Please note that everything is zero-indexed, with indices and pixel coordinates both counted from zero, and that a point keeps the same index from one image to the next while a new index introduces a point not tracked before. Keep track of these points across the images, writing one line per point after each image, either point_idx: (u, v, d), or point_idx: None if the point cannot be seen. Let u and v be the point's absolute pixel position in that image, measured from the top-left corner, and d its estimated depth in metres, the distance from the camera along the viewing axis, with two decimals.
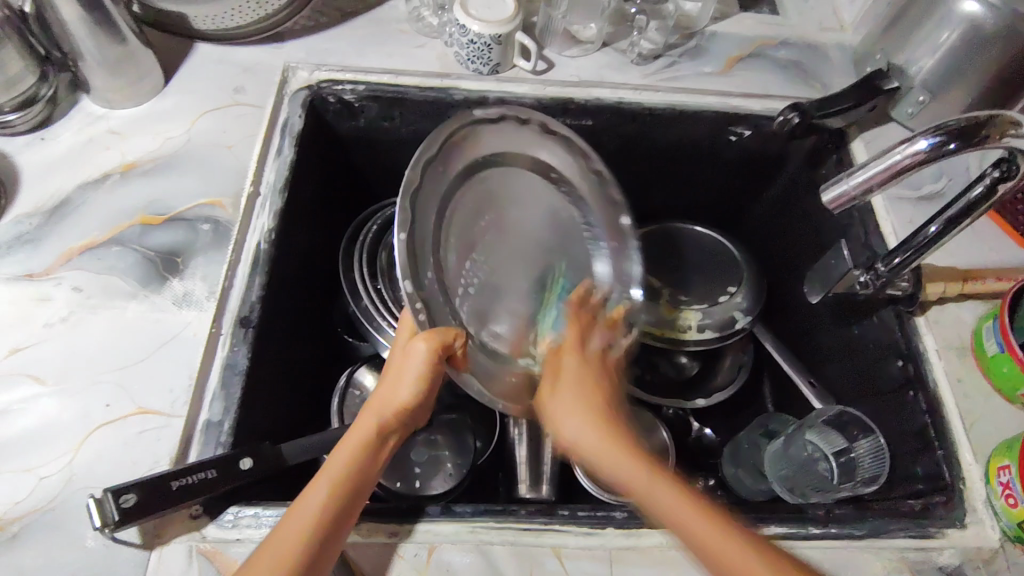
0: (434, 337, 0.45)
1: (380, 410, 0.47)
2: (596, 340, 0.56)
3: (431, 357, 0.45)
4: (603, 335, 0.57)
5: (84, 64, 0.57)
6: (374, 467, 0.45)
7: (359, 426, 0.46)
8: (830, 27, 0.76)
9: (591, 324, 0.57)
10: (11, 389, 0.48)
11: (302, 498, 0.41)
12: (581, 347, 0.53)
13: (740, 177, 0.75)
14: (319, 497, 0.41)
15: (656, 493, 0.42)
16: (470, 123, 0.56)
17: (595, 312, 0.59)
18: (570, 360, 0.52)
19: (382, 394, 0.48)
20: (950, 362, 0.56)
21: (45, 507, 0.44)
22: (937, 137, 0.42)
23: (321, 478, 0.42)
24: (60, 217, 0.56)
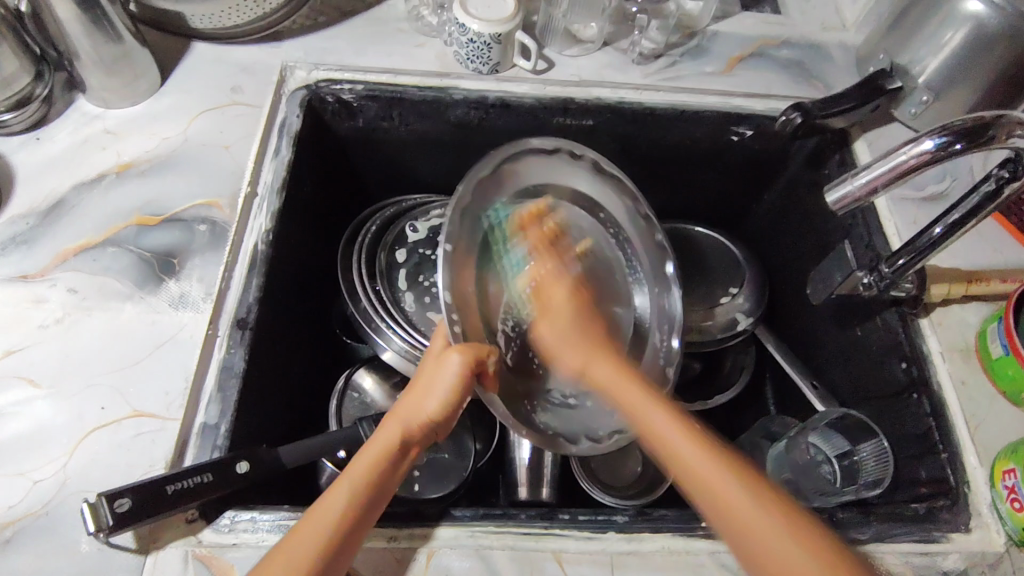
0: (469, 350, 0.46)
1: (405, 420, 0.46)
2: (569, 270, 0.55)
3: (464, 372, 0.45)
4: (569, 262, 0.56)
5: (80, 64, 0.56)
6: (395, 477, 0.45)
7: (382, 436, 0.45)
8: (832, 27, 0.76)
9: (551, 253, 0.55)
10: (5, 392, 0.48)
11: (320, 504, 0.41)
12: (565, 280, 0.54)
13: (742, 177, 0.75)
14: (338, 505, 0.40)
15: (680, 451, 0.42)
16: (524, 150, 0.54)
17: (547, 230, 0.55)
18: (562, 299, 0.53)
19: (409, 405, 0.47)
20: (954, 364, 0.55)
21: (39, 511, 0.44)
22: (943, 137, 0.41)
23: (341, 487, 0.42)
24: (55, 218, 0.55)
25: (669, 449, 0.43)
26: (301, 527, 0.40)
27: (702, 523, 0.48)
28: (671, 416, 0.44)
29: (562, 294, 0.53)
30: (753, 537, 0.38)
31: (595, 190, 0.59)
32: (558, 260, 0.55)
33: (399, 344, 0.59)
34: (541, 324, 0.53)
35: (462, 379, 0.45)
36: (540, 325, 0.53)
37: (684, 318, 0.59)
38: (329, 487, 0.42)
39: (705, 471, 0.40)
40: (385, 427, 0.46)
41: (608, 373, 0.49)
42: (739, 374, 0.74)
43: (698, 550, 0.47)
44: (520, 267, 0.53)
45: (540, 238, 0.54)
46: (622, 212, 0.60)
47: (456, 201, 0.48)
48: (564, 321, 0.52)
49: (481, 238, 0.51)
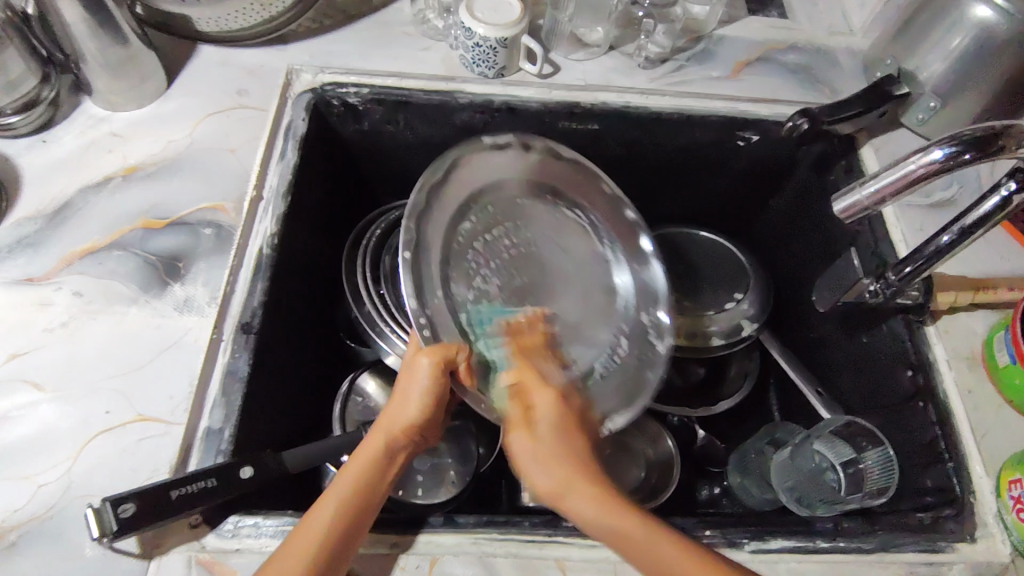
0: (438, 351, 0.46)
1: (387, 428, 0.46)
2: (550, 377, 0.51)
3: (437, 372, 0.46)
4: (556, 367, 0.53)
5: (87, 66, 0.56)
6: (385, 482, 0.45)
7: (365, 446, 0.45)
8: (839, 31, 0.75)
9: (537, 357, 0.52)
10: (10, 395, 0.48)
11: (309, 516, 0.41)
12: (542, 379, 0.49)
13: (748, 182, 0.74)
14: (329, 512, 0.41)
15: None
16: (476, 151, 0.57)
17: (539, 337, 0.55)
18: (547, 400, 0.46)
19: (388, 412, 0.47)
20: (960, 373, 0.55)
21: (44, 515, 0.44)
22: (952, 147, 0.41)
23: (329, 498, 0.42)
24: (62, 220, 0.55)
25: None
26: (290, 540, 0.40)
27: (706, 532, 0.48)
28: (696, 561, 0.38)
29: (546, 395, 0.47)
30: None
31: (551, 178, 0.63)
32: (534, 375, 0.49)
33: (402, 349, 0.59)
34: (521, 437, 0.44)
35: (435, 377, 0.46)
36: (517, 430, 0.45)
37: (667, 290, 0.63)
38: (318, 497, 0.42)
39: None
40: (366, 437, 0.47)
41: (588, 509, 0.40)
42: (742, 381, 0.74)
43: None
44: (501, 361, 0.50)
45: (524, 342, 0.53)
46: (586, 191, 0.64)
47: (411, 209, 0.50)
48: (540, 433, 0.44)
49: (446, 240, 0.54)
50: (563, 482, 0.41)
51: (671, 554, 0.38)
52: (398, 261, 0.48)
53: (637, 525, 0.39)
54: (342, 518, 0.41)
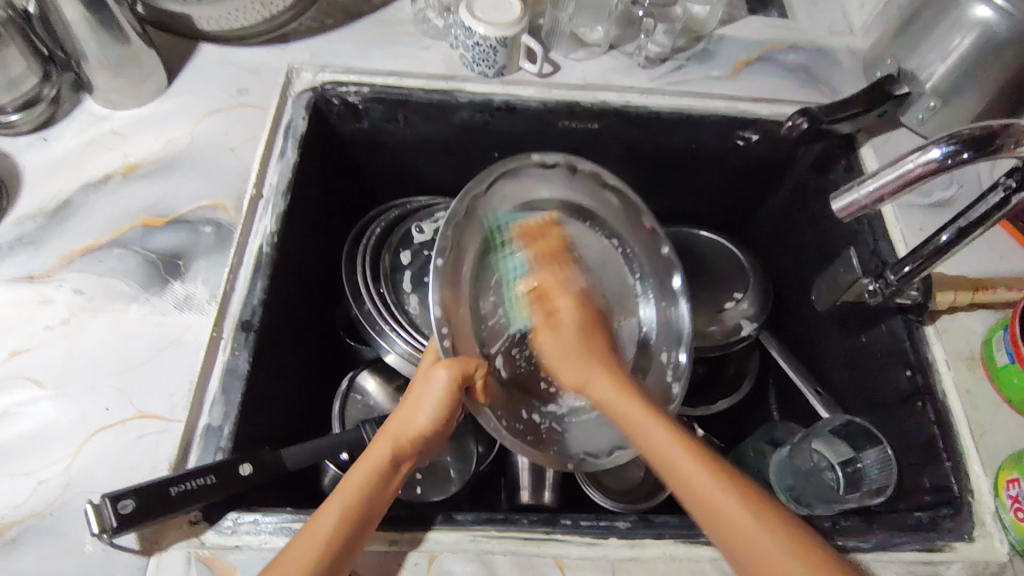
0: (454, 364, 0.47)
1: (396, 437, 0.47)
2: (573, 279, 0.57)
3: (452, 386, 0.47)
4: (578, 268, 0.58)
5: (88, 65, 0.57)
6: (389, 492, 0.45)
7: (373, 453, 0.46)
8: (839, 31, 0.75)
9: (557, 261, 0.57)
10: (10, 392, 0.48)
11: (315, 519, 0.41)
12: (565, 289, 0.55)
13: (748, 181, 0.74)
14: (333, 517, 0.41)
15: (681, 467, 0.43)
16: (520, 168, 0.55)
17: (555, 240, 0.57)
18: (567, 300, 0.55)
19: (399, 422, 0.48)
20: (959, 373, 0.55)
21: (44, 511, 0.44)
22: (950, 146, 0.41)
23: (333, 504, 0.42)
24: (62, 218, 0.55)
25: (697, 499, 0.42)
26: (297, 539, 0.40)
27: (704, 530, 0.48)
28: (681, 446, 0.44)
29: (564, 295, 0.55)
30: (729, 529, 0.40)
31: (596, 206, 0.60)
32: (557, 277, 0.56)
33: (402, 348, 0.59)
34: (546, 330, 0.54)
35: (450, 391, 0.46)
36: (541, 324, 0.55)
37: (692, 332, 0.58)
38: (323, 502, 0.42)
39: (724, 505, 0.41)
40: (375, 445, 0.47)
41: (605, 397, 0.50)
42: (742, 380, 0.74)
43: (700, 556, 0.47)
44: (522, 268, 0.56)
45: (544, 248, 0.57)
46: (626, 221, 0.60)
47: (449, 219, 0.50)
48: (565, 329, 0.54)
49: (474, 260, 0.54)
50: (605, 392, 0.50)
51: (660, 438, 0.45)
52: (429, 267, 0.48)
53: (650, 413, 0.47)
54: (349, 521, 0.41)
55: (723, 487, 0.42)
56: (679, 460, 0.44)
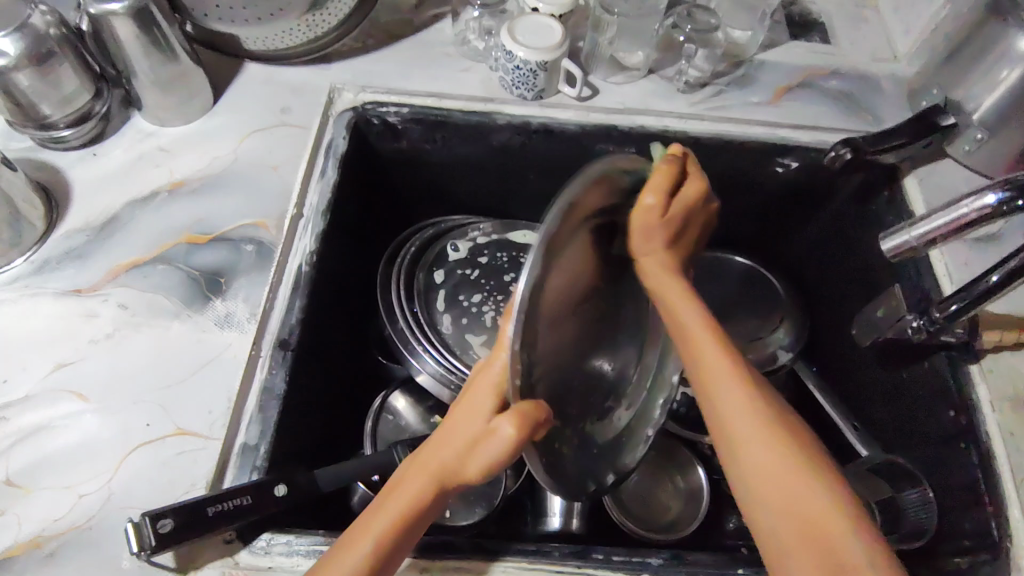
0: (523, 421, 0.37)
1: (440, 471, 0.42)
2: (697, 183, 0.51)
3: (514, 444, 0.39)
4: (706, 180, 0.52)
5: (139, 83, 0.58)
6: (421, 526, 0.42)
7: (413, 484, 0.42)
8: (883, 58, 0.74)
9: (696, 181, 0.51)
10: (55, 404, 0.49)
11: (343, 553, 0.40)
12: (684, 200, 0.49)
13: (786, 209, 0.73)
14: (362, 558, 0.39)
15: (740, 413, 0.41)
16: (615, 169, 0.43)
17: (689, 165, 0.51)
18: (687, 201, 0.49)
19: (449, 454, 0.42)
20: (1005, 416, 0.53)
21: (83, 525, 0.45)
22: (1006, 191, 0.40)
23: (364, 541, 0.40)
24: (109, 233, 0.57)
25: (749, 440, 0.40)
26: (324, 567, 0.39)
27: (738, 569, 0.47)
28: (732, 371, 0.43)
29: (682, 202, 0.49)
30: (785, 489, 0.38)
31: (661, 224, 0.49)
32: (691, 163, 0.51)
33: (434, 368, 0.60)
34: (659, 194, 0.47)
35: (509, 450, 0.39)
36: (667, 170, 0.48)
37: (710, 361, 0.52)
38: (355, 534, 0.40)
39: (770, 452, 0.39)
40: (419, 469, 0.43)
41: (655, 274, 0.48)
42: None
43: None
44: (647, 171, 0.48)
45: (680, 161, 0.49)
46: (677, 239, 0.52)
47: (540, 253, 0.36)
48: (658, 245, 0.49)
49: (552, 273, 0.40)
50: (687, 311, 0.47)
51: (721, 368, 0.43)
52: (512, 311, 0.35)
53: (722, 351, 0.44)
54: (377, 558, 0.40)
55: (783, 436, 0.40)
56: (730, 400, 0.42)
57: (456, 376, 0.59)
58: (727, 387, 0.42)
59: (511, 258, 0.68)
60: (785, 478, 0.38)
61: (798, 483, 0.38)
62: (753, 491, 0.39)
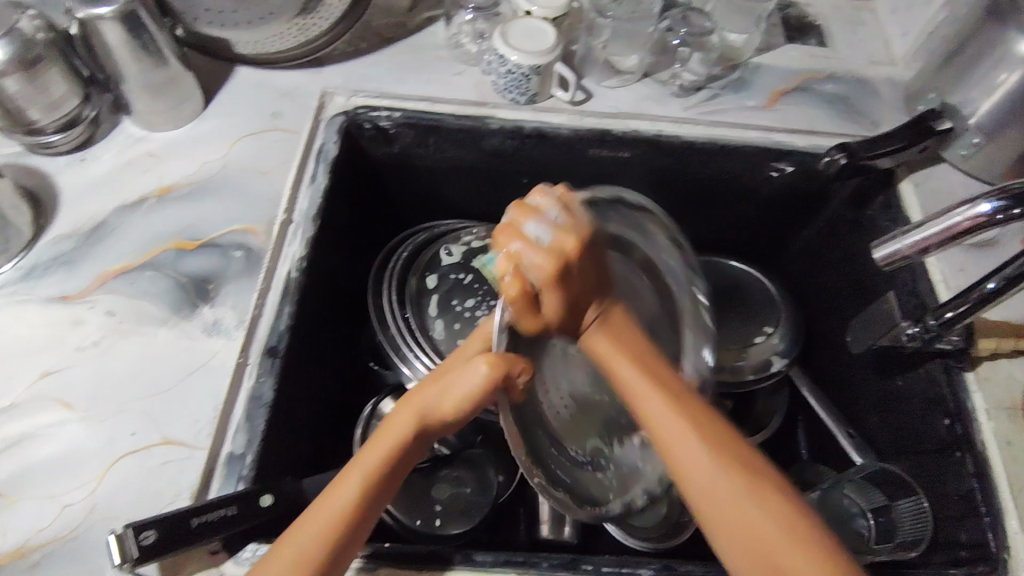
0: (498, 363, 0.42)
1: (420, 411, 0.43)
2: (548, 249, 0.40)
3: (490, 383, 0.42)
4: (561, 225, 0.41)
5: (128, 88, 0.58)
6: (399, 471, 0.43)
7: (395, 423, 0.43)
8: (879, 62, 0.74)
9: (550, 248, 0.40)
10: (41, 413, 0.48)
11: (328, 496, 0.39)
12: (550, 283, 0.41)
13: (781, 214, 0.73)
14: (350, 497, 0.39)
15: (685, 456, 0.38)
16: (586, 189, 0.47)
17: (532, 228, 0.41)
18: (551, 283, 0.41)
19: (428, 394, 0.44)
20: (999, 424, 0.53)
21: (68, 536, 0.44)
22: (999, 201, 0.39)
23: (350, 482, 0.40)
24: (97, 239, 0.56)
25: (699, 488, 0.37)
26: (314, 507, 0.39)
27: None
28: (655, 389, 0.42)
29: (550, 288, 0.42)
30: (745, 534, 0.35)
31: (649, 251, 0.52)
32: (536, 213, 0.41)
33: (424, 375, 0.59)
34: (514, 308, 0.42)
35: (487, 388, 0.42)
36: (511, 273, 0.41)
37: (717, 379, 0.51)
38: (338, 479, 0.40)
39: (721, 499, 0.36)
40: (397, 413, 0.44)
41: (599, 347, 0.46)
42: (770, 417, 0.72)
43: None
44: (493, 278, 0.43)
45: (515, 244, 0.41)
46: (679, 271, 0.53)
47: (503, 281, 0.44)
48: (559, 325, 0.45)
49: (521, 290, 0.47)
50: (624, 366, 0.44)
51: (662, 415, 0.40)
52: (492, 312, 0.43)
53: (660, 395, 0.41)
54: (365, 496, 0.40)
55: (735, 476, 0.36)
56: (677, 445, 0.39)
57: None
58: (667, 433, 0.39)
59: None
60: (743, 524, 0.35)
61: (756, 528, 0.34)
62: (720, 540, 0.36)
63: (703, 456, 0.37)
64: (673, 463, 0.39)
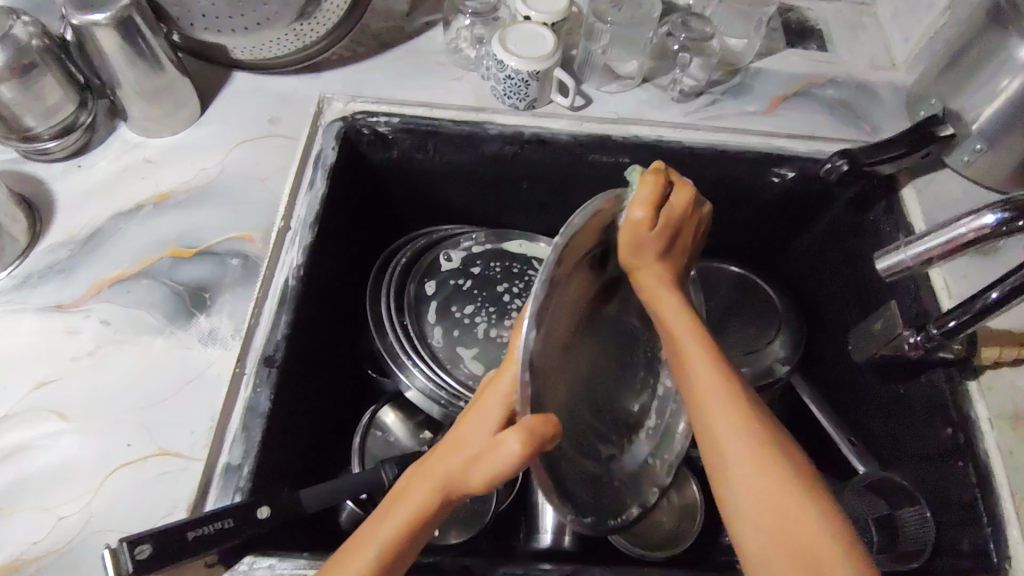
0: (529, 442, 0.36)
1: (445, 476, 0.40)
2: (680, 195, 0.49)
3: (523, 456, 0.36)
4: (693, 193, 0.50)
5: (124, 94, 0.57)
6: (422, 536, 0.41)
7: (419, 493, 0.40)
8: (881, 66, 0.73)
9: (677, 199, 0.49)
10: (35, 423, 0.48)
11: (349, 558, 0.39)
12: (673, 218, 0.48)
13: (782, 220, 0.72)
14: (368, 563, 0.38)
15: (714, 408, 0.41)
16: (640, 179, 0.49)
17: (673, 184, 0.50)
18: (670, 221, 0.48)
19: (455, 458, 0.40)
20: (1003, 434, 0.52)
21: (63, 549, 0.44)
22: (1005, 212, 0.39)
23: (370, 546, 0.39)
24: (93, 247, 0.56)
25: (725, 441, 0.39)
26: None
27: None
28: (701, 343, 0.44)
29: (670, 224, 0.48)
30: (757, 492, 0.37)
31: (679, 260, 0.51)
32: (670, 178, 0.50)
33: (420, 380, 0.59)
34: (643, 218, 0.46)
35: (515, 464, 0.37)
36: (654, 182, 0.47)
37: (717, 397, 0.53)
38: (358, 542, 0.39)
39: (744, 453, 0.39)
40: (423, 474, 0.41)
41: (654, 285, 0.47)
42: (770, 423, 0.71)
43: None
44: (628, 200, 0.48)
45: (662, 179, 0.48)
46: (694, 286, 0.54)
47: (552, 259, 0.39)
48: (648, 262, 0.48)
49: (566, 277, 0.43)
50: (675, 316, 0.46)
51: (702, 370, 0.42)
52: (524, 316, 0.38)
53: (703, 351, 0.43)
54: (382, 565, 0.39)
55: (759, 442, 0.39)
56: (713, 400, 0.41)
57: (444, 391, 0.58)
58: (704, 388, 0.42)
59: (504, 268, 0.67)
60: (762, 482, 0.38)
61: (774, 488, 0.37)
62: (735, 492, 0.38)
63: (736, 419, 0.40)
64: (700, 417, 0.41)
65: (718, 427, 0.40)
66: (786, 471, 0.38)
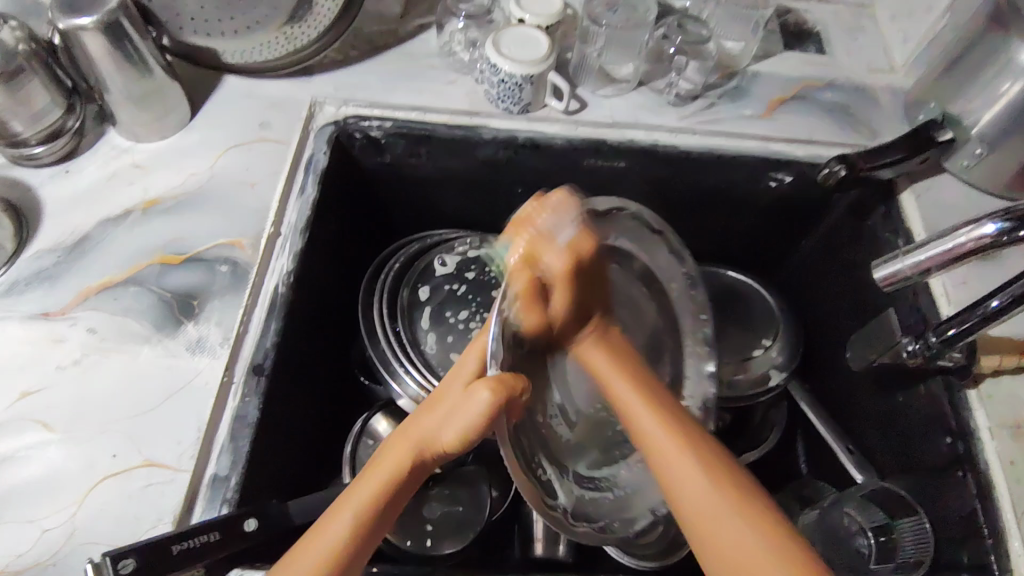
0: (500, 390, 0.37)
1: (418, 440, 0.41)
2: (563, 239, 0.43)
3: (491, 411, 0.37)
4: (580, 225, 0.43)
5: (112, 98, 0.57)
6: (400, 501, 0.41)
7: (392, 456, 0.41)
8: (880, 69, 0.73)
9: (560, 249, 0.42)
10: (19, 434, 0.47)
11: (325, 524, 0.38)
12: (558, 282, 0.43)
13: (778, 225, 0.72)
14: (346, 524, 0.38)
15: (674, 466, 0.37)
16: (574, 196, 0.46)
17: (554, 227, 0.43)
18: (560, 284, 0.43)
19: (428, 424, 0.41)
20: (1004, 443, 0.51)
21: (46, 562, 0.43)
22: (1005, 222, 0.38)
23: (346, 511, 0.38)
24: (80, 254, 0.55)
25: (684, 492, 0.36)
26: (305, 544, 0.38)
27: None
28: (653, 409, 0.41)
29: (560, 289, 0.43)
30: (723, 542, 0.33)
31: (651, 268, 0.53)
32: (544, 218, 0.43)
33: (413, 390, 0.58)
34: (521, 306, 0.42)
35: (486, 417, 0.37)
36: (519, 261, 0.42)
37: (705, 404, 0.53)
38: (331, 510, 0.39)
39: (704, 502, 0.35)
40: (396, 442, 0.42)
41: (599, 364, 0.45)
42: (768, 431, 0.70)
43: None
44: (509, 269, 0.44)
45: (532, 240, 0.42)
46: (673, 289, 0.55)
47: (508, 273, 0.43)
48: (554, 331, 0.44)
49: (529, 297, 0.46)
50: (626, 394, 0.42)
51: (658, 431, 0.39)
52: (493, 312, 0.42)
53: (657, 416, 0.40)
54: (359, 527, 0.38)
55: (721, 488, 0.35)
56: (674, 462, 0.37)
57: None
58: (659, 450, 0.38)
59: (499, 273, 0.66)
60: (729, 528, 0.34)
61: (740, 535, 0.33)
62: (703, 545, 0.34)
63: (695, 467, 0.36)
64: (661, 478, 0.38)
65: (680, 481, 0.36)
66: (753, 516, 0.34)
